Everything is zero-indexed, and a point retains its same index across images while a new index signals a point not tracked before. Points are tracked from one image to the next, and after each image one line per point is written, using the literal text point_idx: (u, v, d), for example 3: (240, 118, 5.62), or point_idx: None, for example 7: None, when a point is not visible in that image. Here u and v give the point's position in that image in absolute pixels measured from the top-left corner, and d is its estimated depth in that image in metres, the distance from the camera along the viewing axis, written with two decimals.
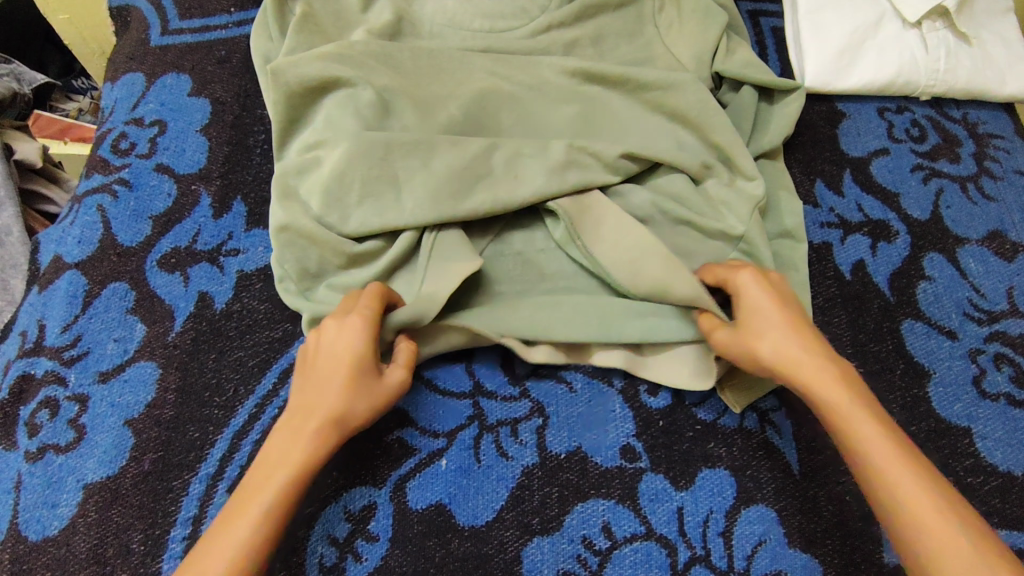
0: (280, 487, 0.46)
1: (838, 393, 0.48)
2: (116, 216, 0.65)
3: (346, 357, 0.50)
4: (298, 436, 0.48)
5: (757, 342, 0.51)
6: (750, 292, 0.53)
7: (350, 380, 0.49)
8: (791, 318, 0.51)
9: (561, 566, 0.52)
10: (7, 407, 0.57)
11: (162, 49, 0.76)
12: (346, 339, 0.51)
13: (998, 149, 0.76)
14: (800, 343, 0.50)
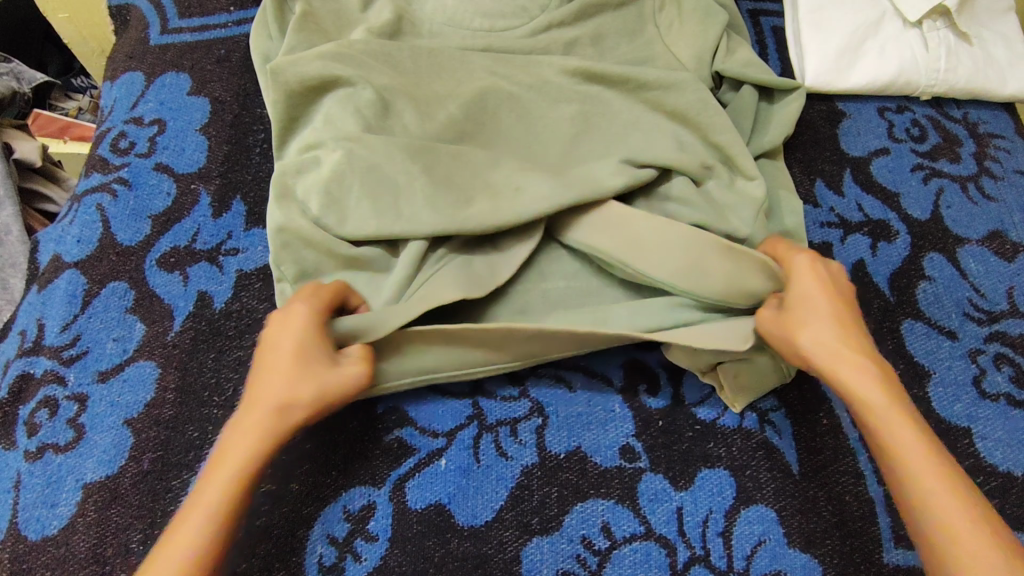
0: (228, 481, 0.46)
1: (877, 390, 0.49)
2: (116, 215, 0.65)
3: (289, 348, 0.50)
4: (243, 429, 0.48)
5: (800, 329, 0.52)
6: (802, 284, 0.54)
7: (292, 370, 0.49)
8: (836, 313, 0.52)
9: (560, 566, 0.51)
10: (6, 406, 0.57)
11: (161, 48, 0.75)
12: (288, 331, 0.50)
13: (999, 148, 0.75)
14: (843, 336, 0.51)
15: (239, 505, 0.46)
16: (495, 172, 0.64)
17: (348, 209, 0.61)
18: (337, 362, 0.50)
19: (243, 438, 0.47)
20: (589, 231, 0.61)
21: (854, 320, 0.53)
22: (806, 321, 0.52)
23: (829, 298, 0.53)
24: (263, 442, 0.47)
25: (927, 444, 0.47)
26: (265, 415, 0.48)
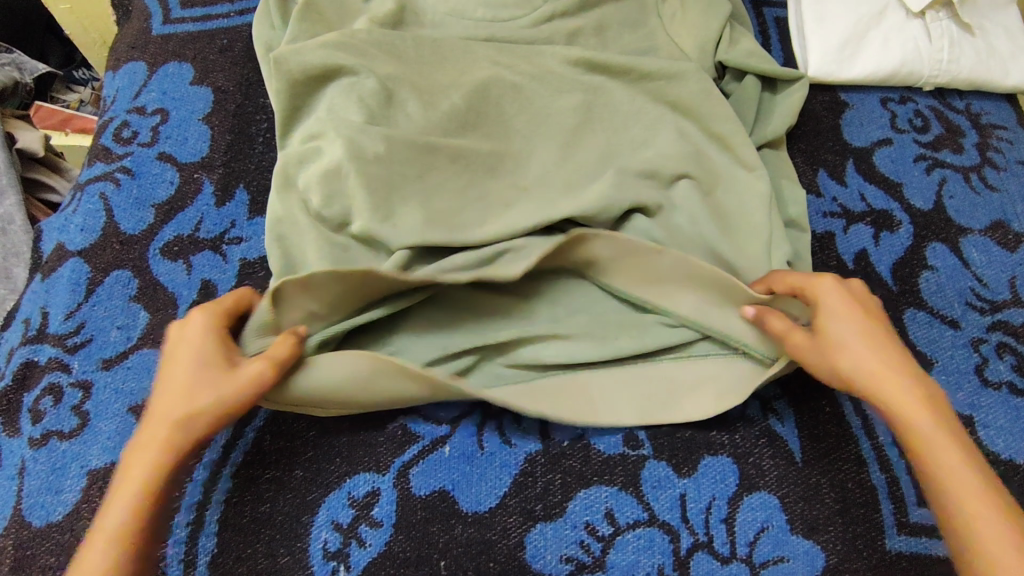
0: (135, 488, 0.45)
1: (921, 409, 0.47)
2: (119, 204, 0.65)
3: (187, 359, 0.48)
4: (143, 445, 0.46)
5: (840, 351, 0.50)
6: (832, 302, 0.52)
7: (190, 375, 0.48)
8: (870, 336, 0.50)
9: (564, 552, 0.52)
10: (11, 394, 0.57)
11: (163, 38, 0.75)
12: (186, 343, 0.49)
13: (1001, 139, 0.75)
14: (883, 355, 0.49)
15: (149, 523, 0.45)
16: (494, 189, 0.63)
17: (351, 198, 0.61)
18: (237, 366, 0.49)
19: (140, 454, 0.45)
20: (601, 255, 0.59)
21: (893, 344, 0.50)
22: (844, 349, 0.50)
23: (861, 321, 0.51)
24: (165, 455, 0.46)
25: (974, 465, 0.45)
26: (165, 429, 0.46)
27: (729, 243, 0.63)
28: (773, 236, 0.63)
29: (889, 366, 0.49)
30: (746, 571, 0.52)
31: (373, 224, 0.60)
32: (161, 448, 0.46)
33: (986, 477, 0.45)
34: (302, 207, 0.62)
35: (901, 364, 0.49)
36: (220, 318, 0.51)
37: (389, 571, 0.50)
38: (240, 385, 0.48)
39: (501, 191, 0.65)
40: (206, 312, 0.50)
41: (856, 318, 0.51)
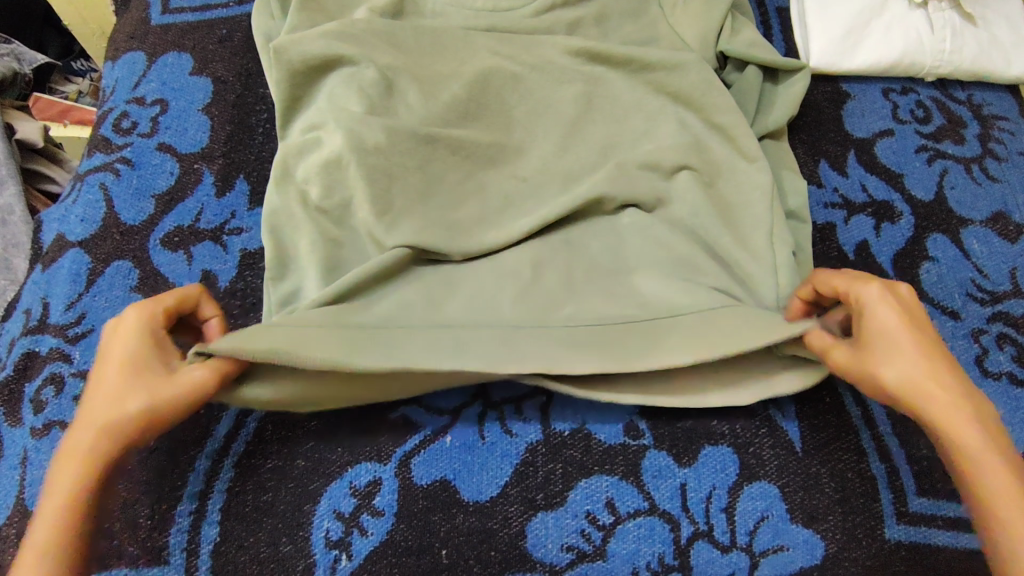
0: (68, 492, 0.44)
1: (968, 425, 0.46)
2: (119, 195, 0.64)
3: (118, 364, 0.46)
4: (71, 451, 0.45)
5: (887, 363, 0.48)
6: (880, 313, 0.49)
7: (124, 379, 0.46)
8: (920, 349, 0.48)
9: (565, 540, 0.52)
10: (12, 384, 0.57)
11: (162, 28, 0.75)
12: (117, 344, 0.48)
13: (1003, 130, 0.75)
14: (931, 368, 0.48)
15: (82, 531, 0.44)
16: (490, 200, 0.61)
17: (352, 189, 0.61)
18: (172, 371, 0.47)
19: (66, 463, 0.45)
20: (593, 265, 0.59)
21: (940, 354, 0.48)
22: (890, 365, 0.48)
23: (911, 336, 0.48)
24: (92, 463, 0.45)
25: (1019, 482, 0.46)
26: (93, 436, 0.45)
27: (730, 234, 0.63)
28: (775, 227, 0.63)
29: (938, 382, 0.47)
30: (746, 559, 0.52)
31: (374, 215, 0.60)
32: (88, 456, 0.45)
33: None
34: (302, 198, 0.62)
35: (950, 377, 0.47)
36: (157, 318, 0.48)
37: (391, 560, 0.51)
38: (175, 392, 0.46)
39: (502, 182, 0.65)
40: (139, 312, 0.48)
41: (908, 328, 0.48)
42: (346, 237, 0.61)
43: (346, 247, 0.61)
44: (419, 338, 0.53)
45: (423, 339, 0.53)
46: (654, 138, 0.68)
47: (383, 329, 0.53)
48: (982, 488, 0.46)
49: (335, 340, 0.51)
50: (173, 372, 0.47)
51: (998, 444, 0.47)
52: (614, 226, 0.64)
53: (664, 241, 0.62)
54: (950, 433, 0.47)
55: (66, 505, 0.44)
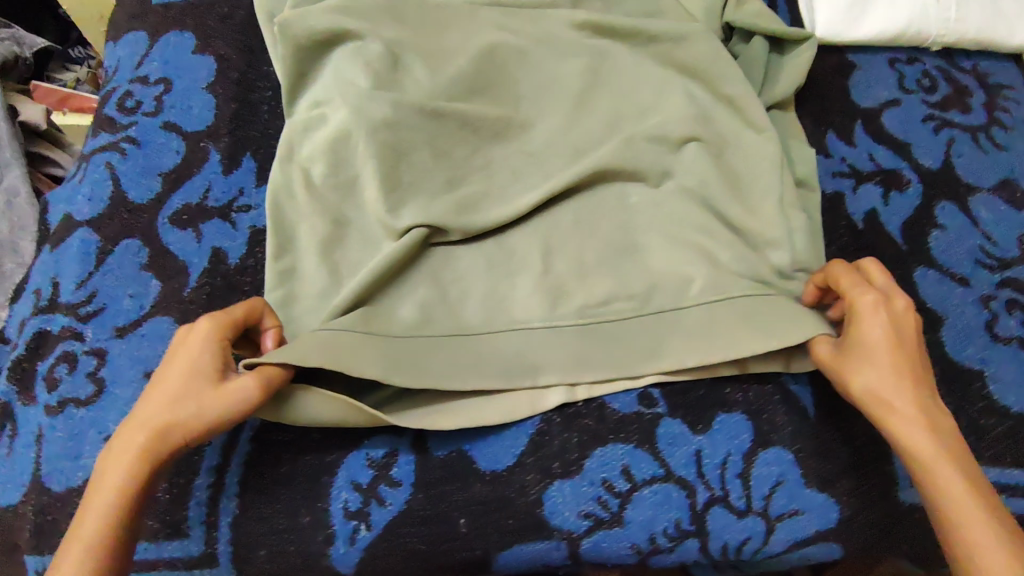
0: (118, 489, 0.44)
1: (924, 440, 0.47)
2: (126, 173, 0.64)
3: (179, 369, 0.46)
4: (123, 447, 0.45)
5: (854, 373, 0.50)
6: (867, 325, 0.50)
7: (181, 386, 0.46)
8: (898, 365, 0.49)
9: (582, 508, 0.52)
10: (25, 362, 0.57)
11: (164, 6, 0.74)
12: (185, 349, 0.47)
13: (1009, 99, 0.75)
14: (897, 381, 0.49)
15: (118, 534, 0.44)
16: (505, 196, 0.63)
17: (360, 163, 0.61)
18: (225, 381, 0.46)
19: (116, 460, 0.45)
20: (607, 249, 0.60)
21: (916, 375, 0.49)
22: (860, 376, 0.49)
23: (891, 351, 0.49)
24: (138, 465, 0.45)
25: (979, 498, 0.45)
26: (144, 438, 0.45)
27: (739, 203, 0.63)
28: (784, 195, 0.63)
29: (910, 401, 0.48)
30: (762, 524, 0.53)
31: (383, 188, 0.60)
32: (136, 457, 0.45)
33: (1002, 521, 0.44)
34: (307, 175, 0.62)
35: (921, 399, 0.48)
36: (227, 330, 0.48)
37: (410, 530, 0.51)
38: (223, 404, 0.46)
39: (510, 156, 0.65)
40: (209, 321, 0.47)
41: (889, 344, 0.49)
42: (356, 212, 0.61)
43: (355, 221, 0.61)
44: (444, 357, 0.54)
45: (447, 360, 0.54)
46: (661, 109, 0.67)
47: (413, 342, 0.55)
48: (942, 510, 0.46)
49: (374, 352, 0.52)
50: (225, 382, 0.46)
51: (961, 460, 0.47)
52: (624, 197, 0.63)
53: (672, 210, 0.62)
54: (919, 454, 0.47)
55: (116, 499, 0.44)
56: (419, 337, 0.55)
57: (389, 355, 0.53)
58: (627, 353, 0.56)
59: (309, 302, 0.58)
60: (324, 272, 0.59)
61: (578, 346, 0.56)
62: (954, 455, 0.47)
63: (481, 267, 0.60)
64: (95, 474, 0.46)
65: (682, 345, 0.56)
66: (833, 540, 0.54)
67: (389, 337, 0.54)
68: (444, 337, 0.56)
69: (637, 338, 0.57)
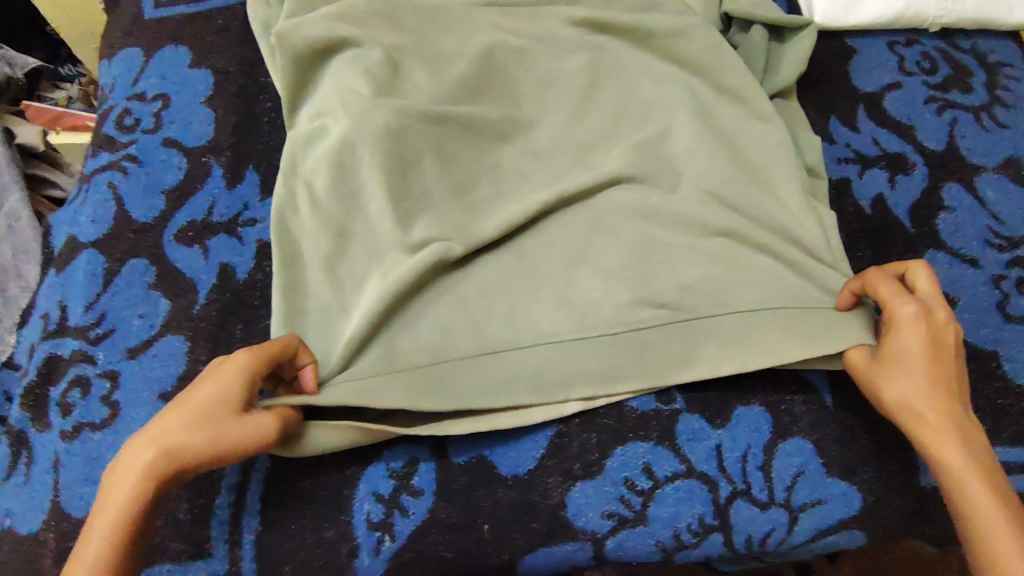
0: (122, 511, 0.44)
1: (954, 451, 0.48)
2: (129, 193, 0.63)
3: (206, 395, 0.46)
4: (126, 468, 0.44)
5: (887, 382, 0.51)
6: (906, 336, 0.51)
7: (199, 415, 0.45)
8: (933, 378, 0.50)
9: (605, 508, 0.52)
10: (37, 389, 0.56)
11: (157, 21, 0.73)
12: (212, 379, 0.47)
13: (1009, 77, 0.75)
14: (932, 395, 0.49)
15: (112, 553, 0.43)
16: (513, 201, 0.63)
17: (365, 174, 0.61)
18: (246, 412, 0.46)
19: (121, 482, 0.44)
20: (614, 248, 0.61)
21: (950, 390, 0.50)
22: (895, 384, 0.50)
23: (928, 364, 0.50)
24: (143, 486, 0.44)
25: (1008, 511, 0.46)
26: (152, 458, 0.44)
27: (747, 196, 0.63)
28: (791, 186, 0.63)
29: (943, 415, 0.49)
30: (785, 516, 0.53)
31: (392, 200, 0.60)
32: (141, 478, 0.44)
33: None
34: (311, 190, 0.61)
35: (956, 415, 0.49)
36: (261, 364, 0.47)
37: (434, 537, 0.51)
38: (241, 436, 0.46)
39: (515, 158, 0.65)
40: (248, 355, 0.47)
41: (926, 358, 0.50)
42: (362, 221, 0.61)
43: (363, 230, 0.60)
44: (474, 377, 0.55)
45: (480, 378, 0.55)
46: (665, 103, 0.67)
47: (442, 366, 0.55)
48: (972, 523, 0.47)
49: (403, 385, 0.53)
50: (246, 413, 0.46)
51: (990, 472, 0.48)
52: (631, 194, 0.63)
53: (680, 205, 0.62)
54: (950, 467, 0.48)
55: (120, 521, 0.43)
56: (445, 362, 0.56)
57: (419, 385, 0.54)
58: (661, 363, 0.56)
59: (323, 314, 0.58)
60: (337, 284, 0.59)
61: (611, 355, 0.56)
62: (985, 471, 0.48)
63: (493, 271, 0.60)
64: (99, 491, 0.45)
65: (714, 354, 0.56)
66: (859, 529, 0.53)
67: (415, 366, 0.55)
68: (472, 357, 0.56)
69: (671, 347, 0.57)
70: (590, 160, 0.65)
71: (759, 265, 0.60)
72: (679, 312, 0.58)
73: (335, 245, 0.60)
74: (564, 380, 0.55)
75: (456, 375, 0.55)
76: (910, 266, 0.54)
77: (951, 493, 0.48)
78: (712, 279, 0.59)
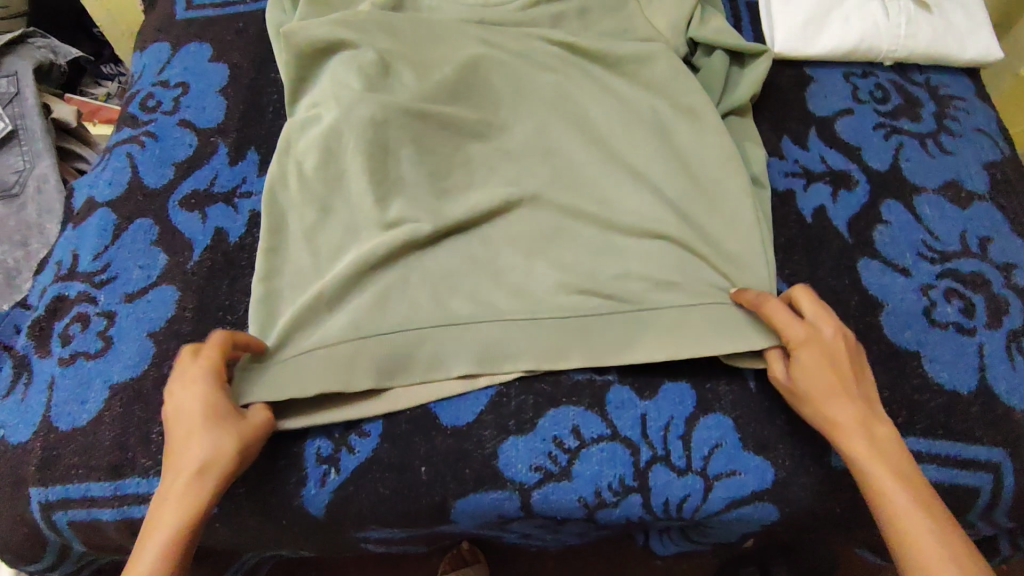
0: (173, 533, 0.49)
1: (868, 459, 0.52)
2: (143, 163, 0.72)
3: (196, 413, 0.51)
4: (168, 498, 0.50)
5: (805, 405, 0.55)
6: (804, 358, 0.55)
7: (206, 432, 0.51)
8: (841, 394, 0.53)
9: (533, 461, 0.58)
10: (44, 322, 0.64)
11: (186, 22, 0.83)
12: (191, 401, 0.52)
13: (959, 109, 0.79)
14: (843, 409, 0.53)
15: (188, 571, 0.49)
16: (477, 190, 0.70)
17: (348, 158, 0.68)
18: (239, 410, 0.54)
19: (168, 509, 0.49)
20: (565, 237, 0.67)
21: (862, 404, 0.54)
22: (825, 408, 0.54)
23: (832, 383, 0.54)
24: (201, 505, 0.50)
25: (923, 511, 0.49)
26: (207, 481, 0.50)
27: (693, 198, 0.69)
28: (737, 190, 0.69)
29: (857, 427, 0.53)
30: (700, 483, 0.58)
31: (371, 180, 0.67)
32: (185, 506, 0.49)
33: (948, 534, 0.48)
34: (301, 170, 0.68)
35: (875, 431, 0.53)
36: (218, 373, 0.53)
37: (375, 474, 0.58)
38: (249, 433, 0.53)
39: (487, 153, 0.72)
40: (202, 370, 0.53)
41: (836, 379, 0.54)
42: (342, 199, 0.68)
43: (343, 207, 0.67)
44: (431, 350, 0.60)
45: (435, 349, 0.60)
46: (627, 113, 0.74)
47: (403, 336, 0.60)
48: (904, 531, 0.49)
49: (366, 359, 0.59)
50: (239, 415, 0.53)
51: (904, 475, 0.51)
52: (588, 189, 0.69)
53: (630, 202, 0.68)
54: (866, 473, 0.52)
55: (173, 542, 0.49)
56: (409, 331, 0.60)
57: (380, 355, 0.59)
58: (606, 346, 0.61)
59: (301, 274, 0.65)
60: (315, 249, 0.66)
61: (555, 334, 0.61)
62: (902, 475, 0.51)
63: (455, 249, 0.66)
64: (144, 526, 0.50)
65: (643, 331, 0.61)
66: (768, 500, 0.58)
67: (380, 335, 0.60)
68: (431, 328, 0.61)
69: (610, 324, 0.62)
70: (555, 158, 0.71)
71: (696, 259, 0.66)
72: (618, 292, 0.63)
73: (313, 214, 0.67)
74: (505, 351, 0.60)
75: (414, 348, 0.60)
76: (793, 292, 0.59)
77: (872, 499, 0.51)
78: (652, 267, 0.65)
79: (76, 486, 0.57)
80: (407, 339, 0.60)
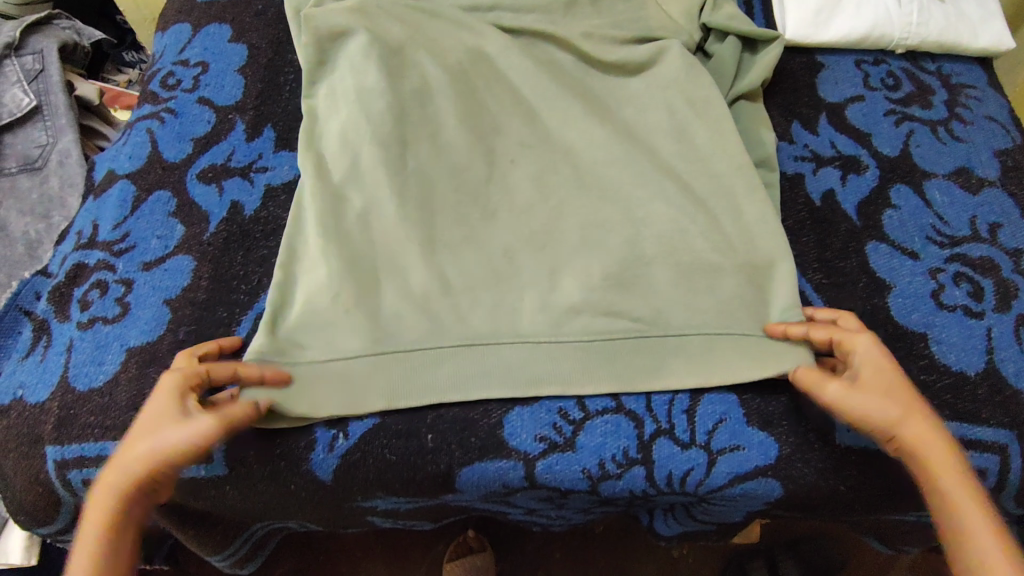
0: (110, 500, 0.51)
1: (941, 453, 0.52)
2: (163, 137, 0.73)
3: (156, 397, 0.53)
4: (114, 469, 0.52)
5: (878, 394, 0.53)
6: (864, 353, 0.56)
7: (156, 412, 0.52)
8: (908, 392, 0.54)
9: (538, 431, 0.58)
10: (63, 288, 0.65)
11: (207, 4, 0.85)
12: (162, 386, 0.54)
13: (970, 97, 0.79)
14: (915, 404, 0.53)
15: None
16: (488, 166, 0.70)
17: (360, 133, 0.68)
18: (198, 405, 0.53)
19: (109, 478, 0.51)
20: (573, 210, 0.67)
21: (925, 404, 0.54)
22: (898, 432, 0.53)
23: (900, 380, 0.54)
24: (129, 486, 0.51)
25: (987, 514, 0.50)
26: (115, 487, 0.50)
27: (702, 175, 0.68)
28: (746, 167, 0.68)
29: (928, 421, 0.53)
30: (704, 456, 0.58)
31: (382, 153, 0.67)
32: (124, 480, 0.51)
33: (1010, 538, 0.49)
34: (316, 144, 0.69)
35: (947, 452, 0.52)
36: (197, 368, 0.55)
37: (382, 441, 0.58)
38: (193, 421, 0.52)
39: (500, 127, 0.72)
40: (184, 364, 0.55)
41: (903, 378, 0.55)
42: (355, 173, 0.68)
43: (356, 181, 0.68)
44: (446, 373, 0.59)
45: (451, 373, 0.59)
46: (638, 97, 0.74)
47: (417, 354, 0.59)
48: (969, 528, 0.49)
49: (379, 378, 0.58)
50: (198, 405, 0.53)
51: (968, 477, 0.52)
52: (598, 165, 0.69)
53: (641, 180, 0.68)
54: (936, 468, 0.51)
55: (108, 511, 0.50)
56: (423, 351, 0.59)
57: (395, 378, 0.58)
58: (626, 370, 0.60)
59: (312, 260, 0.63)
60: (321, 213, 0.64)
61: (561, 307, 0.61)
62: (966, 476, 0.52)
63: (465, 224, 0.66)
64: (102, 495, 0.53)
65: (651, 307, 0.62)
66: (773, 475, 0.58)
67: (394, 355, 0.59)
68: (444, 346, 0.59)
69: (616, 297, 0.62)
70: (565, 136, 0.71)
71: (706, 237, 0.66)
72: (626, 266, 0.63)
73: (320, 180, 0.66)
74: (512, 323, 0.61)
75: (428, 375, 0.59)
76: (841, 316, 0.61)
77: (939, 496, 0.51)
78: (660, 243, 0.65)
79: (92, 445, 0.58)
80: (418, 359, 0.59)
